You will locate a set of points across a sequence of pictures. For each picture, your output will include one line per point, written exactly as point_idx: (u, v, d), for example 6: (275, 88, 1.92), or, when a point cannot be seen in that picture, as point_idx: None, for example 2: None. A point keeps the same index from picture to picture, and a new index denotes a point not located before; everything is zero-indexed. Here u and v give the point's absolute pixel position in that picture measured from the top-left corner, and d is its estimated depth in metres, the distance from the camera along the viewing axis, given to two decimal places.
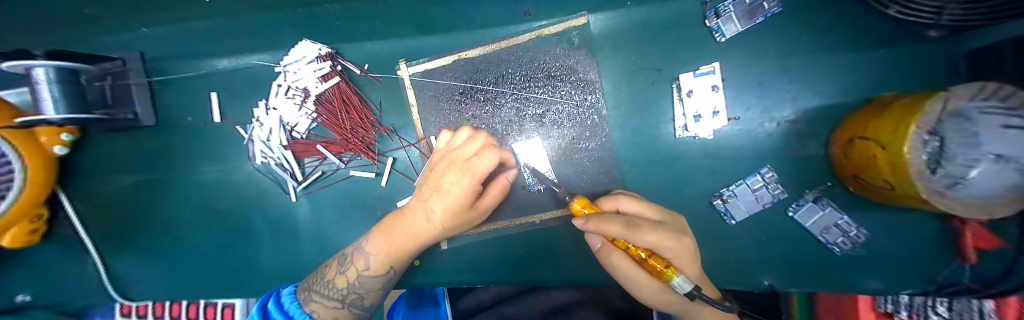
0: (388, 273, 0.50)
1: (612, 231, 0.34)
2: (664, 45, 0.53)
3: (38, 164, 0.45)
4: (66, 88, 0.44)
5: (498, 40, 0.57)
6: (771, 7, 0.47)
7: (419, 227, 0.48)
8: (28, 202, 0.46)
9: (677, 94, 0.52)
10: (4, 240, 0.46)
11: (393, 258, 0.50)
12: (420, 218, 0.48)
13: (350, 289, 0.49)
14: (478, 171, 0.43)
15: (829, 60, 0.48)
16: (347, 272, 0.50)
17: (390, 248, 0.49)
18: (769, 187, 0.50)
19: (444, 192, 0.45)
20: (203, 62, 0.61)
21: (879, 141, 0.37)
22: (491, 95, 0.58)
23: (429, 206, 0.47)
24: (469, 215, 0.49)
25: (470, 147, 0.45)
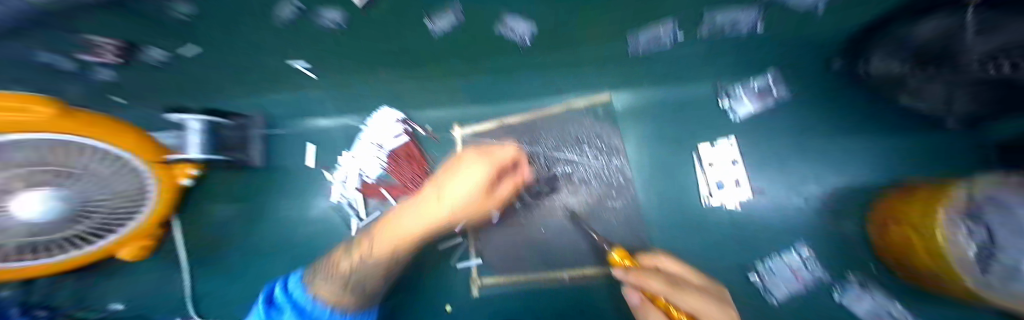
0: (393, 257, 0.54)
1: (653, 286, 0.40)
2: (682, 120, 0.60)
3: (170, 198, 0.59)
4: (205, 135, 0.63)
5: (536, 109, 0.68)
6: (778, 93, 0.56)
7: (416, 222, 0.54)
8: (158, 224, 0.60)
9: (698, 162, 0.58)
10: (124, 255, 0.59)
11: (403, 241, 0.55)
12: (411, 219, 0.54)
13: (352, 272, 0.53)
14: (495, 159, 0.59)
15: (840, 141, 0.54)
16: (354, 256, 0.54)
17: (394, 244, 0.54)
18: (807, 265, 0.49)
19: (463, 173, 0.57)
20: (293, 120, 0.76)
21: (912, 224, 0.38)
22: (525, 154, 0.67)
23: (446, 188, 0.56)
24: (484, 202, 0.59)
25: (496, 150, 0.62)
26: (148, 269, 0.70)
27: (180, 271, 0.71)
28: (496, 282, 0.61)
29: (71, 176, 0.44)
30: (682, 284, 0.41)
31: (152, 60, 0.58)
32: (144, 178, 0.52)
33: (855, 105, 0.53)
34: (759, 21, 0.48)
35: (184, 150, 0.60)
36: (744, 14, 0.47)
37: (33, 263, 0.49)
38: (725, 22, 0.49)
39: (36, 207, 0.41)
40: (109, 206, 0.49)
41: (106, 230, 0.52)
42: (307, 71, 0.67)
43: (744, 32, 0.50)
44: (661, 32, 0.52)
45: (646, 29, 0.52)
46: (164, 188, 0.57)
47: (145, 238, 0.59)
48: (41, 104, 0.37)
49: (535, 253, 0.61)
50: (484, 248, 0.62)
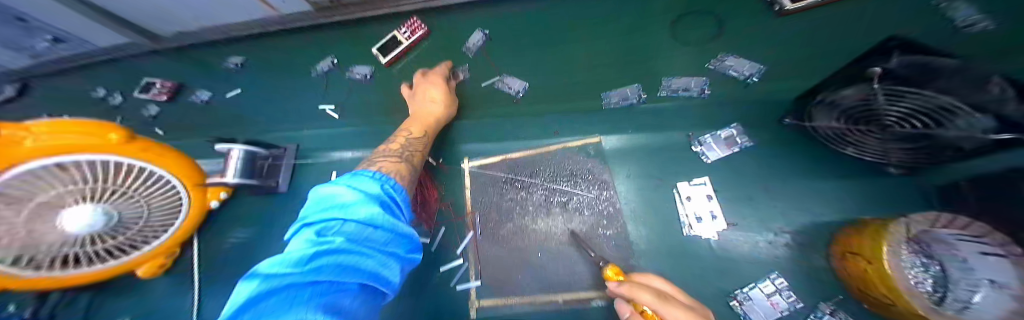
0: (427, 136, 0.66)
1: (643, 298, 0.40)
2: (661, 161, 0.68)
3: (197, 213, 0.68)
4: (243, 162, 0.70)
5: (537, 147, 0.77)
6: (743, 141, 0.64)
7: (432, 106, 0.68)
8: (179, 239, 0.69)
9: (678, 198, 0.64)
10: (142, 269, 0.66)
11: (426, 124, 0.67)
12: (428, 109, 0.68)
13: (402, 150, 0.60)
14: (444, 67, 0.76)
15: (809, 181, 0.59)
16: (388, 148, 0.61)
17: (424, 126, 0.66)
18: (782, 294, 0.51)
19: (435, 79, 0.72)
20: (319, 151, 0.85)
21: (865, 257, 0.42)
22: (525, 184, 0.74)
23: (428, 91, 0.70)
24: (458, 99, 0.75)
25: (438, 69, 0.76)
26: (164, 284, 0.74)
27: (189, 289, 0.74)
28: (490, 303, 0.64)
29: (127, 194, 0.50)
30: (672, 298, 0.40)
31: (199, 100, 0.84)
32: (180, 198, 0.62)
33: (816, 153, 0.61)
34: (705, 85, 0.66)
35: (224, 176, 0.67)
36: (694, 81, 0.67)
37: (61, 275, 0.54)
38: (679, 87, 0.68)
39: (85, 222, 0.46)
40: (145, 222, 0.57)
41: (136, 244, 0.60)
42: (332, 113, 0.84)
43: (695, 94, 0.67)
44: (628, 93, 0.70)
45: (617, 89, 0.71)
46: (195, 204, 0.66)
47: (161, 257, 0.68)
48: (118, 133, 0.46)
49: (530, 278, 0.65)
50: (487, 272, 0.67)
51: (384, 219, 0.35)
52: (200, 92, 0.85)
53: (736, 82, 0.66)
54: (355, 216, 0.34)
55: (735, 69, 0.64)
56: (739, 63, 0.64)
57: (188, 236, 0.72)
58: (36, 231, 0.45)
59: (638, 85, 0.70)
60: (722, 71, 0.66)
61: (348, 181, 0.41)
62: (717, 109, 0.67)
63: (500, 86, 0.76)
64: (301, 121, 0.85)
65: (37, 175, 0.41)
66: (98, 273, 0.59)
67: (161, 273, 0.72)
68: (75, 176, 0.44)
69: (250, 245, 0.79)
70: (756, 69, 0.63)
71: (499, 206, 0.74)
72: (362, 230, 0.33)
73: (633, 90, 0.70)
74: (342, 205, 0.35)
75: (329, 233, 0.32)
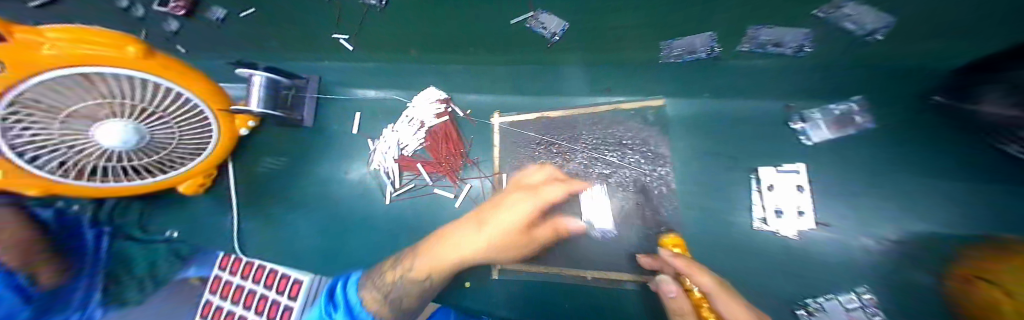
0: (427, 281, 0.57)
1: (700, 278, 0.45)
2: (736, 138, 0.57)
3: (228, 141, 0.66)
4: (267, 91, 0.65)
5: (582, 107, 0.66)
6: (862, 122, 0.51)
7: (473, 245, 0.57)
8: (212, 164, 0.68)
9: (756, 186, 0.54)
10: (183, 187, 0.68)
11: (435, 269, 0.58)
12: (473, 235, 0.57)
13: (395, 285, 0.57)
14: (546, 199, 0.56)
15: (925, 183, 0.48)
16: (397, 270, 0.59)
17: (430, 268, 0.58)
18: (867, 312, 0.44)
19: (504, 208, 0.57)
20: (344, 88, 0.79)
21: (997, 283, 0.34)
22: (562, 149, 0.66)
23: (480, 227, 0.57)
24: (521, 239, 0.57)
25: (537, 177, 0.61)
26: (207, 205, 0.78)
27: (231, 212, 0.78)
28: (513, 270, 0.62)
29: (158, 117, 0.48)
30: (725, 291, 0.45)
31: (215, 19, 0.75)
32: (209, 124, 0.57)
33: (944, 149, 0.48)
34: (806, 38, 0.50)
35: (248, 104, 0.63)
36: (792, 33, 0.51)
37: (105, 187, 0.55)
38: (768, 40, 0.52)
39: (117, 138, 0.45)
40: (178, 141, 0.55)
41: (171, 165, 0.60)
42: (346, 44, 0.73)
43: (788, 52, 0.52)
44: (697, 43, 0.56)
45: (683, 37, 0.56)
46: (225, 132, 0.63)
47: (201, 176, 0.69)
48: (135, 47, 0.41)
49: (558, 250, 0.59)
50: None
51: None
52: (213, 8, 0.75)
53: (848, 40, 0.49)
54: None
55: (850, 19, 0.46)
56: (862, 11, 0.46)
57: (222, 161, 0.72)
58: (71, 140, 0.44)
59: (712, 33, 0.54)
60: (837, 23, 0.47)
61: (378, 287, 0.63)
62: (821, 80, 0.53)
63: (531, 25, 0.61)
64: (318, 50, 0.76)
65: (69, 84, 0.39)
66: (143, 187, 0.61)
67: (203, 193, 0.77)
68: (108, 90, 0.42)
69: (278, 179, 0.80)
70: (887, 23, 0.44)
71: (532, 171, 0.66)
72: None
73: (703, 39, 0.55)
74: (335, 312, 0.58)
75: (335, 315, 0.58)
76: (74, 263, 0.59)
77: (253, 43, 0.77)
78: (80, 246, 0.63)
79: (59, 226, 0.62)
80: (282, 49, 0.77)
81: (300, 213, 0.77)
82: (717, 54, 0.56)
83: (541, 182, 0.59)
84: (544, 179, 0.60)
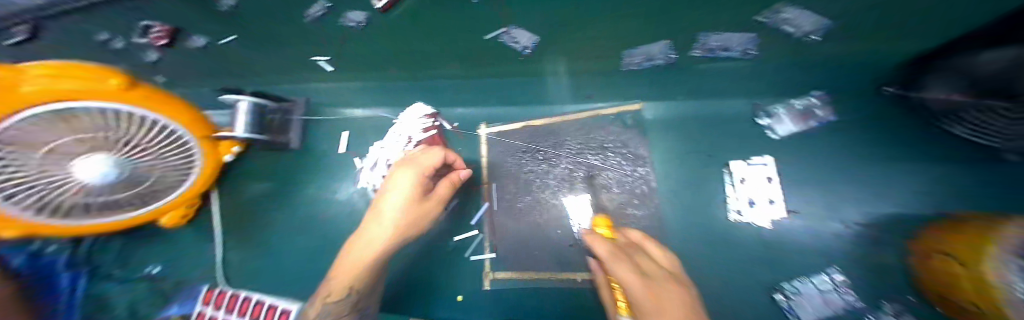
0: (349, 295, 0.53)
1: (599, 248, 0.44)
2: (712, 134, 0.60)
3: (212, 167, 0.65)
4: (250, 116, 0.66)
5: (564, 114, 0.69)
6: (823, 115, 0.55)
7: (384, 231, 0.54)
8: (196, 193, 0.67)
9: (729, 179, 0.57)
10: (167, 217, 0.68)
11: (353, 276, 0.54)
12: (377, 224, 0.55)
13: (320, 316, 0.55)
14: (422, 165, 0.55)
15: (885, 167, 0.51)
16: (320, 300, 0.57)
17: (351, 279, 0.54)
18: (840, 292, 0.47)
19: (393, 190, 0.55)
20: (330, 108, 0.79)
21: (951, 257, 0.36)
22: (548, 156, 0.68)
23: (382, 212, 0.55)
24: (423, 208, 0.57)
25: (417, 152, 0.60)
26: (191, 234, 0.77)
27: (214, 241, 0.76)
28: (505, 278, 0.63)
29: (140, 148, 0.47)
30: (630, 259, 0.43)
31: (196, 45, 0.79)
32: (192, 151, 0.57)
33: (896, 136, 0.52)
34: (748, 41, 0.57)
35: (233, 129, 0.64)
36: (738, 38, 0.58)
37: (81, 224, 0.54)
38: (717, 45, 0.59)
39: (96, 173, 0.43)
40: (160, 172, 0.54)
41: (149, 197, 0.58)
42: (326, 65, 0.77)
43: (738, 55, 0.58)
44: (653, 50, 0.62)
45: (641, 46, 0.63)
46: (207, 157, 0.62)
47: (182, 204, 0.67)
48: (118, 78, 0.40)
49: (547, 253, 0.63)
50: (507, 249, 0.65)
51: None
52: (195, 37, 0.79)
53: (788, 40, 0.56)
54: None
55: (791, 22, 0.55)
56: (799, 16, 0.55)
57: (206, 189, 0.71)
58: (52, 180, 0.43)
59: (667, 41, 0.61)
60: (777, 26, 0.56)
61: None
62: (784, 77, 0.57)
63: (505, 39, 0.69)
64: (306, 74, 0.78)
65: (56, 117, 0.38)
66: (121, 222, 0.60)
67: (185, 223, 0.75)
68: (86, 124, 0.40)
69: (266, 202, 0.79)
70: (822, 25, 0.53)
71: (518, 177, 0.68)
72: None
73: (660, 47, 0.61)
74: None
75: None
76: (48, 305, 0.61)
77: (241, 70, 0.78)
78: (57, 287, 0.63)
79: (29, 273, 0.60)
80: (272, 75, 0.79)
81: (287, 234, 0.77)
82: (675, 60, 0.61)
83: (421, 155, 0.58)
84: (427, 152, 0.59)
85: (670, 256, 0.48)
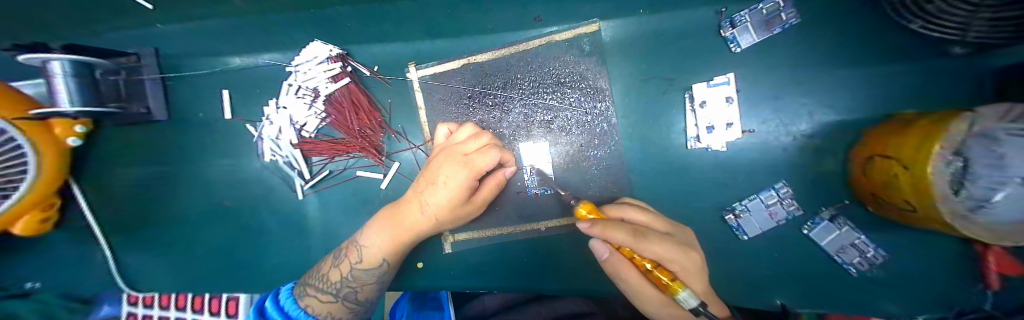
0: (381, 266, 0.50)
1: (618, 239, 0.32)
2: (673, 56, 0.53)
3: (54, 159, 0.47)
4: (79, 81, 0.45)
5: (508, 45, 0.56)
6: (788, 18, 0.47)
7: (425, 217, 0.48)
8: (46, 190, 0.48)
9: (690, 105, 0.52)
10: (19, 229, 0.48)
11: (389, 252, 0.50)
12: (416, 211, 0.49)
13: (343, 282, 0.50)
14: (479, 169, 0.44)
15: (838, 74, 0.49)
16: (340, 266, 0.51)
17: (382, 251, 0.50)
18: (783, 204, 0.49)
19: (439, 184, 0.46)
20: (204, 62, 0.60)
21: (899, 161, 0.35)
22: (499, 100, 0.57)
23: (424, 198, 0.48)
24: (465, 209, 0.50)
25: (472, 143, 0.46)
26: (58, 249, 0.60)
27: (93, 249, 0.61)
28: (468, 239, 0.58)
29: None
30: (646, 229, 0.36)
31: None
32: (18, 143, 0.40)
33: (861, 37, 0.47)
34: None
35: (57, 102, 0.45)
36: None
37: None
38: None
39: None
40: None
41: None
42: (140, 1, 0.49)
43: None
44: None
45: None
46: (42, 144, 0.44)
47: (37, 207, 0.48)
48: None
49: (507, 208, 0.57)
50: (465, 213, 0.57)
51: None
52: None
53: None
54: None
55: None
56: None
57: (59, 185, 0.51)
58: None
59: None
60: None
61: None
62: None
63: None
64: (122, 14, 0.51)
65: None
66: None
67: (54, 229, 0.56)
68: None
69: (142, 192, 0.62)
70: None
71: None
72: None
73: None
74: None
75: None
76: None
77: None
78: None
79: None
80: None
81: (200, 224, 0.64)
82: None
83: (475, 152, 0.45)
84: (479, 147, 0.46)
85: (658, 212, 0.44)
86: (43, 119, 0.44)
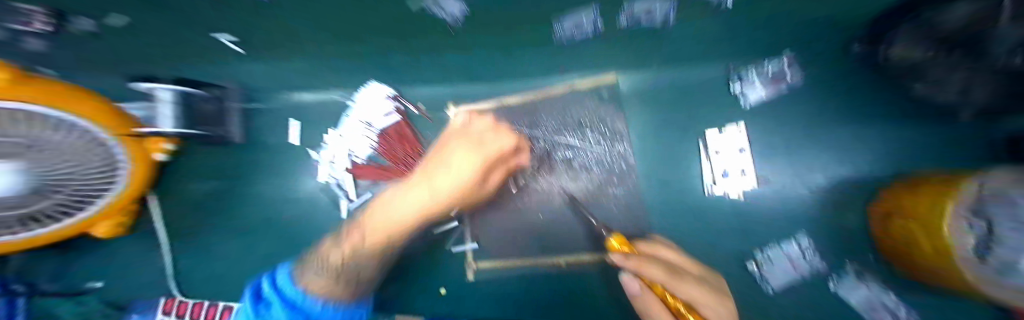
0: (387, 245, 0.53)
1: (652, 274, 0.38)
2: (687, 106, 0.58)
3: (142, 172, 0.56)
4: (178, 108, 0.60)
5: (537, 90, 0.63)
6: (789, 79, 0.53)
7: (436, 199, 0.52)
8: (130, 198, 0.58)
9: (704, 152, 0.56)
10: (102, 232, 0.58)
11: (396, 234, 0.53)
12: (423, 189, 0.52)
13: (345, 269, 0.49)
14: (488, 154, 0.54)
15: (849, 131, 0.52)
16: (343, 248, 0.51)
17: (390, 232, 0.52)
18: (805, 256, 0.50)
19: (456, 161, 0.53)
20: (277, 96, 0.71)
21: (915, 219, 0.37)
22: (525, 137, 0.63)
23: (434, 181, 0.52)
24: (471, 198, 0.57)
25: (484, 131, 0.59)
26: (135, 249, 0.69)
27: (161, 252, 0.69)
28: (487, 268, 0.60)
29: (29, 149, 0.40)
30: (682, 272, 0.42)
31: (85, 31, 0.56)
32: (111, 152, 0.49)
33: (866, 96, 0.51)
34: (672, 7, 0.50)
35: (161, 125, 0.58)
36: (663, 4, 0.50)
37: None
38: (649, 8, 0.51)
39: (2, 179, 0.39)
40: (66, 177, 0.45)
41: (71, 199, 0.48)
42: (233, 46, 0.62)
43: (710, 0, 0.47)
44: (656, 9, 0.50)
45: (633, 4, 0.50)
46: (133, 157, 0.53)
47: (121, 214, 0.59)
48: None
49: (531, 240, 0.60)
50: (481, 233, 0.61)
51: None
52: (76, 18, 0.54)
53: None
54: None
55: None
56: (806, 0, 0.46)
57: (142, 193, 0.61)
58: None
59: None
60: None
61: (276, 288, 0.45)
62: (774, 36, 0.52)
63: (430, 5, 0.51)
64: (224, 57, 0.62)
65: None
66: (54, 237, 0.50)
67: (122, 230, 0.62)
68: None
69: (208, 203, 0.71)
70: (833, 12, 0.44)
71: None
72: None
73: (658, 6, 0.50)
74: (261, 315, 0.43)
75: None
76: None
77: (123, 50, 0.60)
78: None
79: None
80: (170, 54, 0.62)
81: (248, 237, 0.71)
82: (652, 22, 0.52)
83: (489, 136, 0.57)
84: (493, 134, 0.58)
85: (690, 257, 0.50)
86: (145, 135, 0.56)
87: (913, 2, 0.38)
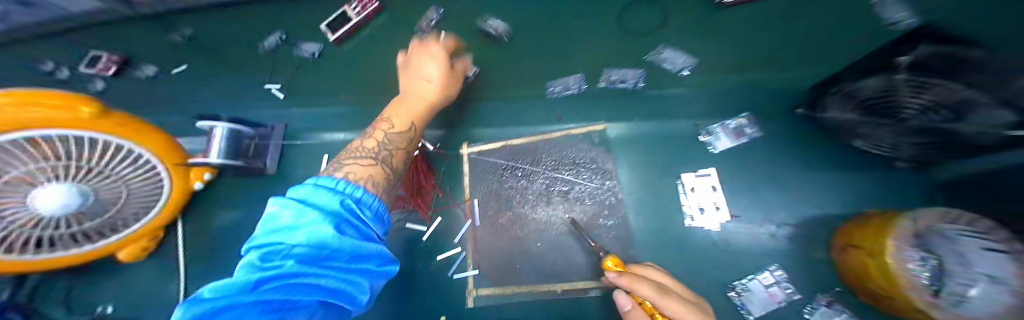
0: (410, 131, 0.55)
1: (643, 290, 0.38)
2: (666, 150, 0.67)
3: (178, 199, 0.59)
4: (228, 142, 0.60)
5: (539, 134, 0.73)
6: (749, 132, 0.64)
7: (428, 89, 0.54)
8: (159, 225, 0.61)
9: (682, 189, 0.64)
10: (124, 256, 0.59)
11: (412, 116, 0.56)
12: (421, 87, 0.54)
13: (381, 146, 0.51)
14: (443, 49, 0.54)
15: (805, 175, 0.60)
16: (372, 136, 0.53)
17: (409, 118, 0.55)
18: (780, 285, 0.53)
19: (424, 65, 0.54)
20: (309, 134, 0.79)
21: (866, 251, 0.42)
22: (526, 172, 0.71)
23: (419, 78, 0.54)
24: (454, 81, 0.57)
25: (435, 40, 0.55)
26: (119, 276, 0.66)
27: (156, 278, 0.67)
28: (488, 293, 0.63)
29: (100, 173, 0.42)
30: (670, 290, 0.40)
31: (141, 76, 0.62)
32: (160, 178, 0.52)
33: (810, 148, 0.61)
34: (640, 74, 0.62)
35: (207, 155, 0.57)
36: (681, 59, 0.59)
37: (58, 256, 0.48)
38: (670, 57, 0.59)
39: (55, 201, 0.38)
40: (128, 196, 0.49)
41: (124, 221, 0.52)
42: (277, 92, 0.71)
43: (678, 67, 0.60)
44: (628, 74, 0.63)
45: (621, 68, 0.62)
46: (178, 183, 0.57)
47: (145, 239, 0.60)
48: (91, 106, 0.36)
49: (531, 267, 0.64)
50: (482, 260, 0.66)
51: (340, 241, 0.29)
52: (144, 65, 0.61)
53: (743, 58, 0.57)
54: (300, 237, 0.28)
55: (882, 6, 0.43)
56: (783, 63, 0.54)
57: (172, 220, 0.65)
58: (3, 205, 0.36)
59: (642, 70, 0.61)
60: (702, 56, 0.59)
61: (304, 193, 0.34)
62: (736, 98, 0.64)
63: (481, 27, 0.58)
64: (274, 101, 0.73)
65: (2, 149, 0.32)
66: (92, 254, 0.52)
67: (144, 256, 0.65)
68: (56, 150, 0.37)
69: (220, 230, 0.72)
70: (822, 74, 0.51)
71: (500, 194, 0.71)
72: (320, 252, 0.28)
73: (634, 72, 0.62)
74: (287, 225, 0.29)
75: (276, 256, 0.27)
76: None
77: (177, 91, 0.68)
78: None
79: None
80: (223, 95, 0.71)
81: None
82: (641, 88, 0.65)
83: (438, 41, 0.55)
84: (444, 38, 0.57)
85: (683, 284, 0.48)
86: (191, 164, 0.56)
87: (829, 81, 0.53)
